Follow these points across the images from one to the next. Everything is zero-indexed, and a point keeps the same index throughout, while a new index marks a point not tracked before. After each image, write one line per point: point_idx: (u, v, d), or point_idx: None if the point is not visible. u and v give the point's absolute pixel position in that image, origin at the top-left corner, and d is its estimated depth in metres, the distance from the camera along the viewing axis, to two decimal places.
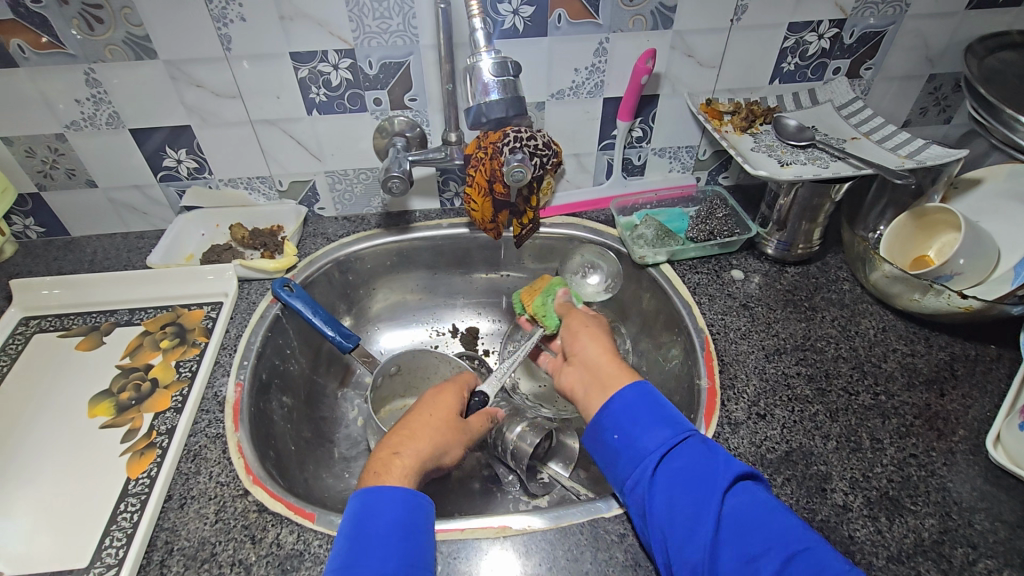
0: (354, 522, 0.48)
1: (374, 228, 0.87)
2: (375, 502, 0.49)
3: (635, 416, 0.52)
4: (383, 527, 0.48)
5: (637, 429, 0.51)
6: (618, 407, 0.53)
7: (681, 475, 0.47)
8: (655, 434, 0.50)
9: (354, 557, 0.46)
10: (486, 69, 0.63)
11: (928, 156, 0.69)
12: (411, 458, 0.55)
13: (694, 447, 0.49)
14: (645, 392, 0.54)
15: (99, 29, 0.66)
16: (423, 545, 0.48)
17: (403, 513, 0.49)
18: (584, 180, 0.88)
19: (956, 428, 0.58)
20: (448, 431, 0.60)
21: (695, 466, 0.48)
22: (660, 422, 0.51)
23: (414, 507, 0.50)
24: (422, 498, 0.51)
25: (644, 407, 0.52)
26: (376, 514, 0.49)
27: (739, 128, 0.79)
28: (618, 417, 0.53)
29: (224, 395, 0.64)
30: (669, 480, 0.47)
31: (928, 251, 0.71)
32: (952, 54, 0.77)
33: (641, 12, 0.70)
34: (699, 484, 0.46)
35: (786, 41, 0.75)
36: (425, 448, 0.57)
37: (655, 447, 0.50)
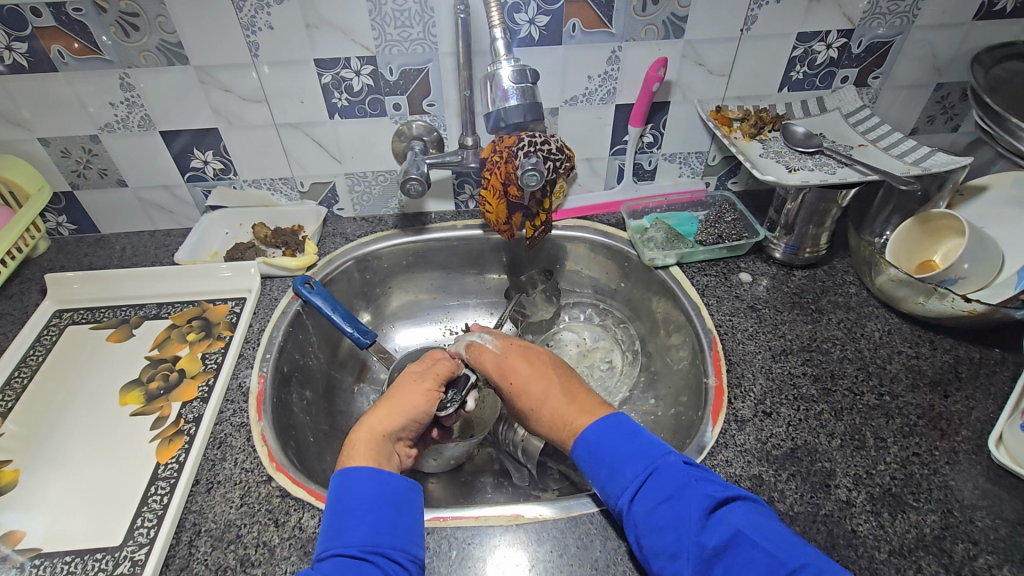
0: (331, 501, 0.51)
1: (391, 228, 0.90)
2: (345, 482, 0.52)
3: (602, 455, 0.53)
4: (352, 504, 0.50)
5: (606, 472, 0.53)
6: (584, 448, 0.55)
7: (653, 513, 0.48)
8: (622, 474, 0.51)
9: (332, 533, 0.49)
10: (507, 76, 0.65)
11: (933, 163, 0.71)
12: (364, 431, 0.57)
13: (663, 481, 0.49)
14: (608, 427, 0.55)
15: (135, 35, 0.70)
16: (394, 516, 0.50)
17: (368, 490, 0.51)
18: (596, 184, 0.91)
19: (960, 429, 0.59)
20: (396, 394, 0.61)
21: (664, 500, 0.48)
22: (627, 459, 0.52)
23: (379, 483, 0.52)
24: (389, 473, 0.53)
25: (610, 444, 0.54)
26: (347, 493, 0.51)
27: (748, 135, 0.81)
28: (587, 457, 0.54)
29: (248, 385, 0.67)
30: (643, 520, 0.48)
31: (933, 256, 0.72)
32: (959, 63, 0.79)
33: (653, 22, 0.72)
34: (671, 521, 0.47)
35: (795, 50, 0.77)
36: (377, 419, 0.59)
37: (624, 488, 0.51)
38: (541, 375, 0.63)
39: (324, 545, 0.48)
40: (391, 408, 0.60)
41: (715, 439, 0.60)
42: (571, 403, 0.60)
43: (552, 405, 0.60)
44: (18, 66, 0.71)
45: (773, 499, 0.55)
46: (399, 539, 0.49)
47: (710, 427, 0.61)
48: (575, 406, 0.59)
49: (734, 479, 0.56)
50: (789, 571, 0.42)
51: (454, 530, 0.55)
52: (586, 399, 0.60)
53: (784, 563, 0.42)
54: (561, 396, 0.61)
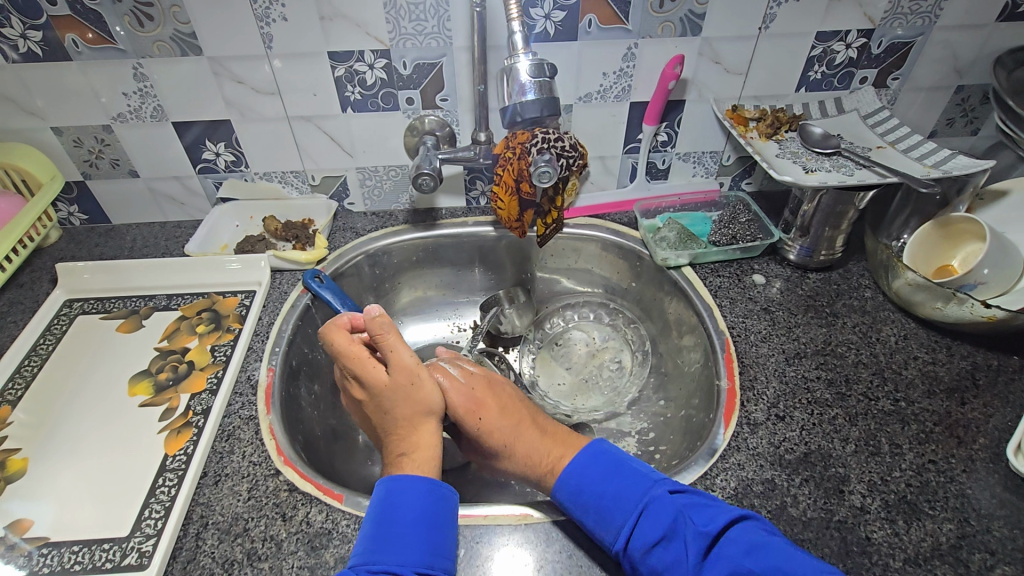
0: (381, 510, 0.49)
1: (401, 224, 0.90)
2: (401, 492, 0.50)
3: (586, 501, 0.52)
4: (406, 518, 0.48)
5: (595, 518, 0.51)
6: (569, 496, 0.53)
7: (649, 555, 0.47)
8: (611, 520, 0.50)
9: (380, 546, 0.47)
10: (524, 70, 0.65)
11: (953, 166, 0.70)
12: (425, 451, 0.56)
13: (653, 519, 0.48)
14: (587, 468, 0.54)
15: (149, 25, 0.70)
16: (444, 535, 0.49)
17: (426, 506, 0.50)
18: (608, 182, 0.90)
19: (977, 436, 0.58)
20: (422, 407, 0.57)
21: (659, 543, 0.47)
22: (614, 500, 0.51)
23: (437, 500, 0.51)
24: (437, 487, 0.51)
25: (593, 486, 0.53)
26: (401, 506, 0.49)
27: (765, 135, 0.80)
28: (572, 501, 0.53)
29: (257, 378, 0.67)
30: (643, 562, 0.47)
31: (951, 260, 0.70)
32: (981, 66, 0.77)
33: (670, 19, 0.72)
34: (670, 563, 0.46)
35: (814, 49, 0.76)
36: (427, 437, 0.57)
37: (616, 533, 0.49)
38: (509, 412, 0.61)
39: (368, 557, 0.46)
40: (432, 420, 0.58)
41: (727, 442, 0.59)
42: (546, 439, 0.59)
43: (529, 438, 0.59)
44: (32, 55, 0.71)
45: (786, 503, 0.54)
46: (447, 559, 0.48)
47: (722, 430, 0.60)
48: (546, 445, 0.59)
49: (747, 482, 0.56)
50: None
51: (462, 528, 0.54)
52: (557, 434, 0.61)
53: None
54: (534, 432, 0.60)
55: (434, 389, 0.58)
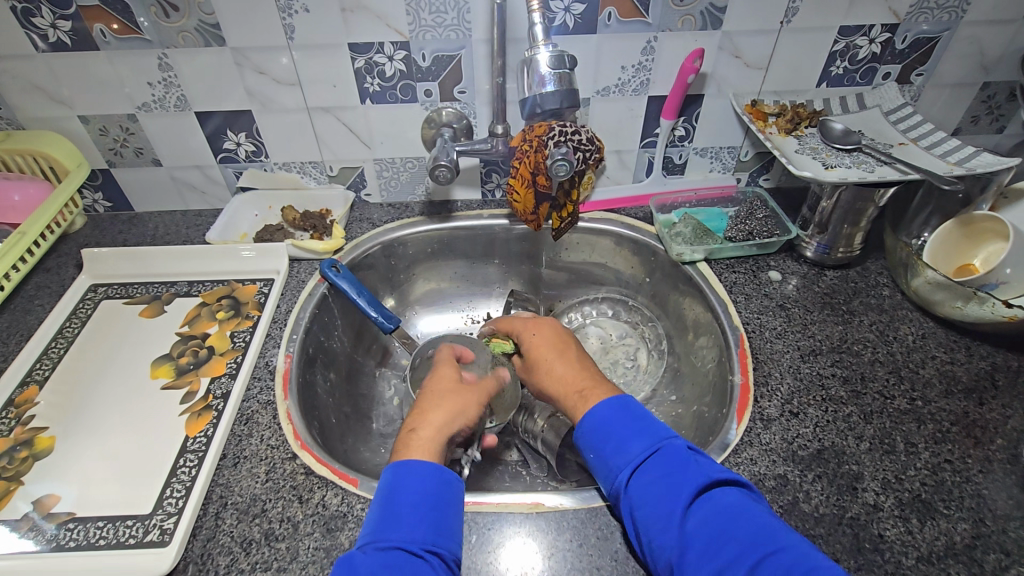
0: (386, 494, 0.50)
1: (417, 215, 0.90)
2: (406, 475, 0.51)
3: (607, 432, 0.54)
4: (412, 500, 0.49)
5: (609, 447, 0.53)
6: (591, 425, 0.55)
7: (648, 488, 0.49)
8: (628, 448, 0.52)
9: (387, 526, 0.48)
10: (544, 62, 0.65)
11: (977, 163, 0.68)
12: (428, 429, 0.56)
13: (665, 459, 0.50)
14: (618, 408, 0.55)
15: (175, 16, 0.71)
16: (452, 520, 0.50)
17: (432, 488, 0.50)
18: (624, 176, 0.90)
19: (995, 437, 0.58)
20: (436, 388, 0.62)
21: (663, 477, 0.49)
22: (637, 436, 0.53)
23: (441, 486, 0.51)
24: (447, 472, 0.52)
25: (614, 423, 0.54)
26: (406, 489, 0.50)
27: (784, 130, 0.79)
28: (593, 432, 0.55)
29: (275, 364, 0.68)
30: (639, 494, 0.49)
31: (973, 259, 0.68)
32: (1008, 62, 0.76)
33: (691, 12, 0.71)
34: (662, 498, 0.48)
35: (836, 44, 0.75)
36: (441, 417, 0.58)
37: (627, 462, 0.51)
38: (559, 344, 0.68)
39: (376, 536, 0.47)
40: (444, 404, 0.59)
41: (739, 437, 0.59)
42: (583, 369, 0.64)
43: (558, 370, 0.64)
44: (61, 44, 0.72)
45: (799, 500, 0.54)
46: (453, 542, 0.49)
47: (734, 426, 0.60)
48: (580, 372, 0.63)
49: (759, 478, 0.56)
50: (767, 552, 0.42)
51: (475, 515, 0.55)
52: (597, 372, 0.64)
53: (766, 544, 0.42)
54: (574, 362, 0.65)
55: (452, 376, 0.64)
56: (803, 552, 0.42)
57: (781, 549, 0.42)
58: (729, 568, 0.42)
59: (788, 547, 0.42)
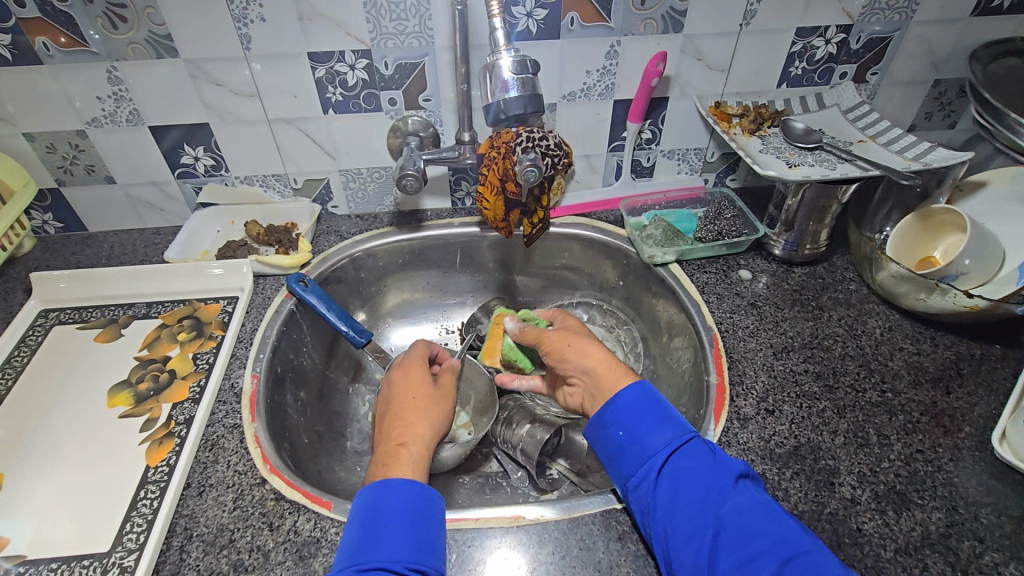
0: (366, 515, 0.48)
1: (386, 226, 0.89)
2: (387, 494, 0.49)
3: (641, 414, 0.54)
4: (396, 518, 0.48)
5: (642, 429, 0.53)
6: (622, 405, 0.55)
7: (684, 473, 0.49)
8: (662, 432, 0.52)
9: (366, 547, 0.46)
10: (507, 67, 0.64)
11: (934, 158, 0.69)
12: (418, 447, 0.55)
13: (698, 449, 0.51)
14: (648, 393, 0.56)
15: (124, 27, 0.68)
16: (435, 536, 0.48)
17: (420, 503, 0.49)
18: (594, 180, 0.90)
19: (962, 425, 0.59)
20: (420, 398, 0.62)
21: (698, 465, 0.50)
22: (668, 422, 0.53)
23: (422, 500, 0.49)
24: (428, 488, 0.51)
25: (646, 407, 0.54)
26: (388, 505, 0.48)
27: (748, 131, 0.79)
28: (624, 414, 0.54)
29: (241, 386, 0.65)
30: (673, 478, 0.49)
31: (933, 252, 0.70)
32: (957, 59, 0.79)
33: (652, 16, 0.72)
34: (700, 483, 0.48)
35: (794, 45, 0.76)
36: (423, 428, 0.58)
37: (662, 445, 0.51)
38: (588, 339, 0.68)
39: (357, 558, 0.45)
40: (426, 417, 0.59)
41: (717, 438, 0.59)
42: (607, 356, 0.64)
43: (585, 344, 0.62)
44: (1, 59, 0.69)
45: (777, 498, 0.54)
46: (438, 558, 0.47)
47: (711, 427, 0.60)
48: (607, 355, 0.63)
49: None
50: (802, 546, 0.43)
51: (453, 533, 0.53)
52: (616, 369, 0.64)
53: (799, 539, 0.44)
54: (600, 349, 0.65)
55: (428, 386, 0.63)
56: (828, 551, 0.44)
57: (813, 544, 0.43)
58: (762, 557, 0.43)
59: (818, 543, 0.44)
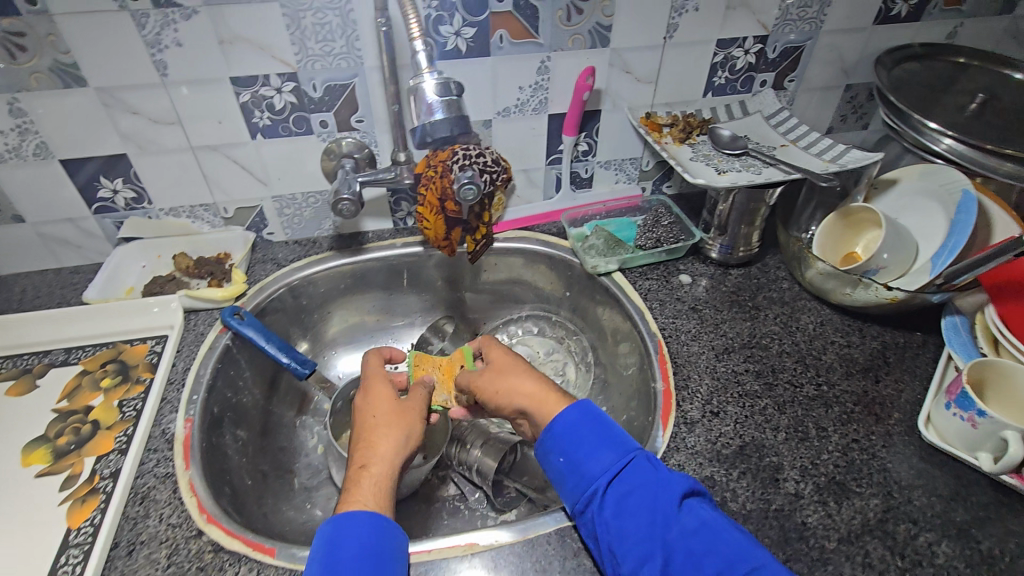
0: (326, 549, 0.47)
1: (326, 251, 0.86)
2: (348, 527, 0.48)
3: (579, 437, 0.53)
4: (353, 552, 0.47)
5: (582, 454, 0.52)
6: (561, 430, 0.54)
7: (628, 497, 0.49)
8: (602, 455, 0.51)
9: None
10: (430, 90, 0.64)
11: (849, 160, 0.73)
12: (380, 467, 0.55)
13: (640, 468, 0.50)
14: (587, 413, 0.55)
15: (22, 56, 0.63)
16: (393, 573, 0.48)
17: (375, 541, 0.48)
18: (534, 194, 0.91)
19: (892, 411, 0.62)
20: (384, 408, 0.60)
21: (640, 486, 0.49)
22: (608, 444, 0.52)
23: (377, 537, 0.48)
24: (390, 523, 0.50)
25: (583, 429, 0.53)
26: (347, 541, 0.47)
27: (678, 140, 0.82)
28: (562, 439, 0.53)
29: (173, 432, 0.62)
30: (617, 503, 0.49)
31: (855, 247, 0.73)
32: (864, 65, 0.84)
33: (579, 32, 0.73)
34: (644, 506, 0.48)
35: (716, 56, 0.79)
36: (389, 445, 0.57)
37: (603, 470, 0.51)
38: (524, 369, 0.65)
39: None
40: (392, 429, 0.58)
41: (666, 444, 0.60)
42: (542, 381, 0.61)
43: (517, 380, 0.61)
44: None
45: (726, 499, 0.55)
46: None
47: (660, 432, 0.61)
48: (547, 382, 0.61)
49: None
50: (751, 565, 0.43)
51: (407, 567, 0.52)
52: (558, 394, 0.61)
53: (746, 558, 0.44)
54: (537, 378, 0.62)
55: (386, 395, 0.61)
56: (777, 564, 0.44)
57: (760, 563, 0.43)
58: None
59: (768, 559, 0.44)
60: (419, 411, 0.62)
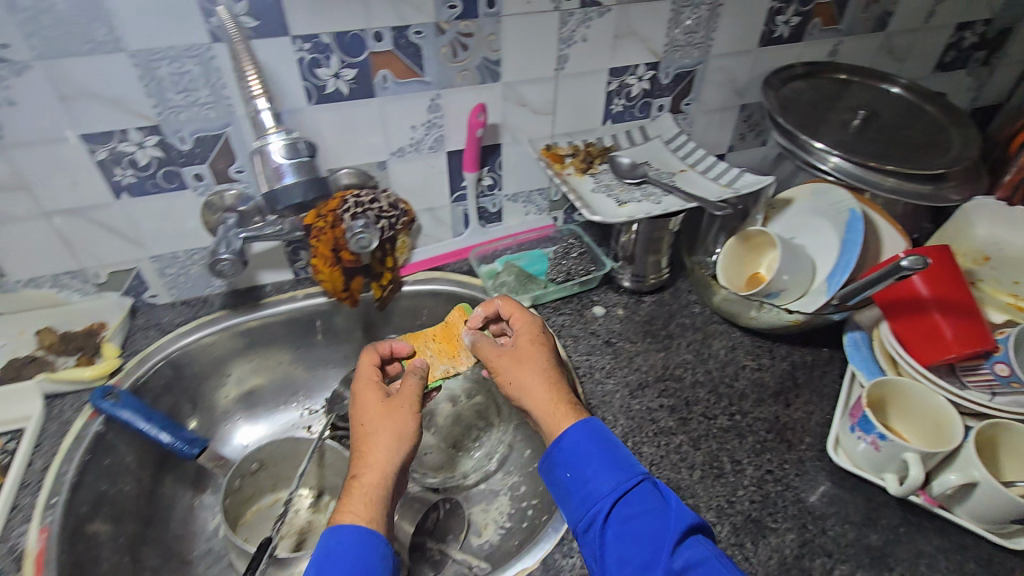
0: (321, 561, 0.47)
1: (218, 310, 0.80)
2: (342, 542, 0.48)
3: (590, 455, 0.52)
4: (344, 571, 0.47)
5: (589, 471, 0.51)
6: (567, 446, 0.53)
7: (632, 519, 0.48)
8: (610, 476, 0.50)
9: None
10: (277, 152, 0.62)
11: (743, 184, 0.74)
12: (371, 476, 0.53)
13: (645, 494, 0.49)
14: (594, 433, 0.53)
15: None
16: None
17: (367, 560, 0.48)
18: (443, 233, 0.87)
19: (803, 436, 0.62)
20: (376, 411, 0.57)
21: (644, 512, 0.48)
22: (616, 465, 0.51)
23: (367, 556, 0.48)
24: (379, 543, 0.49)
25: (591, 448, 0.52)
26: (341, 556, 0.48)
27: (580, 170, 0.80)
28: (569, 456, 0.53)
29: (25, 547, 0.54)
30: (619, 525, 0.48)
31: (759, 268, 0.73)
32: (755, 86, 0.86)
33: (467, 67, 0.71)
34: (646, 532, 0.47)
35: (610, 85, 0.79)
36: (380, 452, 0.54)
37: (609, 490, 0.50)
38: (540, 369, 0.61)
39: None
40: (385, 435, 0.55)
41: None
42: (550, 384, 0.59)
43: (533, 377, 0.59)
44: None
45: None
46: None
47: None
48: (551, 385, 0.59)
49: None
50: None
51: None
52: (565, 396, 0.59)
53: None
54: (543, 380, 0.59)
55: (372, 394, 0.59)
56: None
57: None
58: None
59: None
60: (410, 407, 0.58)
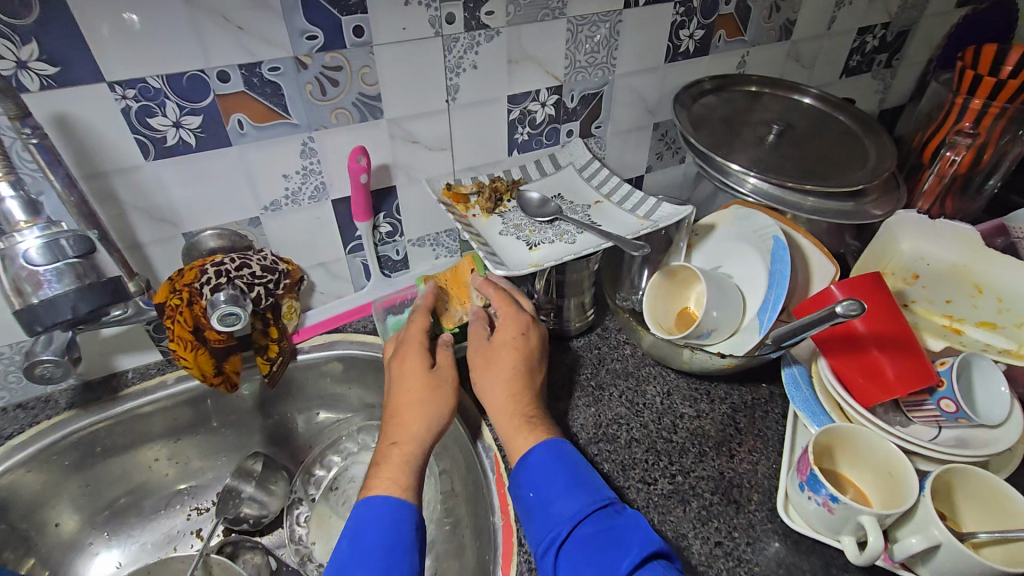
0: (352, 533, 0.49)
1: (63, 411, 0.65)
2: (372, 511, 0.49)
3: (556, 475, 0.51)
4: (374, 540, 0.47)
5: (552, 492, 0.50)
6: (533, 464, 0.52)
7: (590, 540, 0.46)
8: (578, 494, 0.49)
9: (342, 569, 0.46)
10: (31, 257, 0.48)
11: (660, 216, 0.68)
12: (413, 446, 0.53)
13: (607, 517, 0.48)
14: (563, 455, 0.52)
15: None
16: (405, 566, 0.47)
17: (396, 532, 0.48)
18: (342, 287, 0.77)
19: (751, 493, 0.56)
20: (419, 381, 0.57)
21: (605, 532, 0.46)
22: (581, 488, 0.50)
23: (397, 525, 0.49)
24: (408, 518, 0.49)
25: (557, 468, 0.51)
26: (371, 526, 0.48)
27: (486, 210, 0.72)
28: (533, 476, 0.51)
29: None
30: (576, 544, 0.46)
31: (687, 303, 0.67)
32: (666, 103, 0.81)
33: (341, 105, 0.61)
34: (602, 553, 0.45)
35: (511, 113, 0.71)
36: (422, 421, 0.54)
37: (569, 512, 0.48)
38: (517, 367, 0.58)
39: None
40: (422, 407, 0.55)
41: None
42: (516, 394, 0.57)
43: (495, 384, 0.57)
44: None
45: None
46: None
47: None
48: (520, 390, 0.57)
49: None
50: None
51: None
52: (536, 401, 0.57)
53: None
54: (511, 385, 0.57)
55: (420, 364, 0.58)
56: None
57: None
58: None
59: None
60: (452, 384, 0.58)
